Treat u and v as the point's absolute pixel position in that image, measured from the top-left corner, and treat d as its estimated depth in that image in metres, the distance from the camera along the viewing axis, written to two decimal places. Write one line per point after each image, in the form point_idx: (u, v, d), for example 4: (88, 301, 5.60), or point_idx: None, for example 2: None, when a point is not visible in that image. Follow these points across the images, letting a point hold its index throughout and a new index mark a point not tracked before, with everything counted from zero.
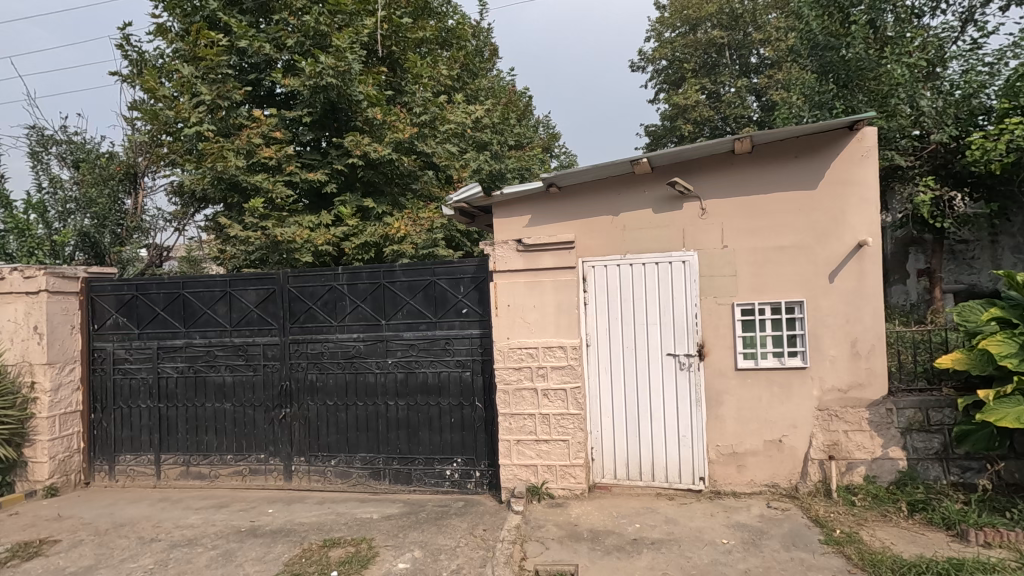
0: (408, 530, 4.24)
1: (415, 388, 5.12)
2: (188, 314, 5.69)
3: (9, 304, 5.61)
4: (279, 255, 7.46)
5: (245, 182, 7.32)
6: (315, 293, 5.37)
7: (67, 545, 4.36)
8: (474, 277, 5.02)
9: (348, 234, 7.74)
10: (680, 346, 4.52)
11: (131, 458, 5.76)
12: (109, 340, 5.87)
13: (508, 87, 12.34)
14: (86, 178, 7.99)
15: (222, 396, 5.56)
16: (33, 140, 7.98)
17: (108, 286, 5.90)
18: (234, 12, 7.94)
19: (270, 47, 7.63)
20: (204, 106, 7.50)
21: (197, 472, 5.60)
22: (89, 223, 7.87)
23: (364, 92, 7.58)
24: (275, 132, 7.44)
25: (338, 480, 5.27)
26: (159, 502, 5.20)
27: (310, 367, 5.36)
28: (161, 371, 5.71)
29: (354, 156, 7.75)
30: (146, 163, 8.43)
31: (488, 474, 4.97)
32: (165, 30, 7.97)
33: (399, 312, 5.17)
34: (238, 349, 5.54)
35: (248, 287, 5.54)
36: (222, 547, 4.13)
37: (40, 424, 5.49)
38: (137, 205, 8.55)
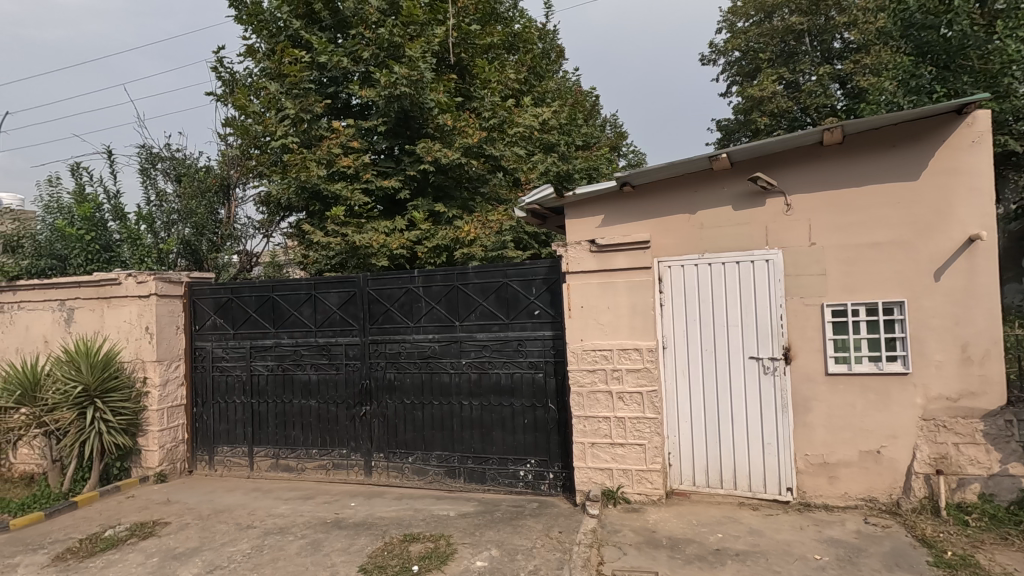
0: (484, 529, 4.30)
1: (489, 389, 5.19)
2: (277, 316, 6.07)
3: (125, 306, 6.20)
4: (357, 259, 7.79)
5: (326, 190, 7.70)
6: (393, 295, 5.57)
7: (176, 527, 4.77)
8: (546, 279, 5.03)
9: (421, 238, 7.94)
10: (763, 348, 4.31)
11: (228, 449, 6.21)
12: (209, 339, 6.36)
13: (575, 87, 12.26)
14: (187, 191, 8.71)
15: (308, 393, 5.87)
16: (143, 158, 8.79)
17: (207, 289, 6.40)
18: (314, 29, 8.38)
19: (348, 60, 7.98)
20: (289, 119, 7.99)
21: (286, 465, 5.94)
22: (189, 232, 8.56)
23: (435, 99, 7.84)
24: (353, 142, 7.78)
25: (415, 477, 5.43)
26: (253, 492, 5.57)
27: (388, 366, 5.56)
28: (254, 369, 6.11)
29: (426, 162, 7.97)
30: (237, 175, 9.08)
31: (561, 476, 4.95)
32: (254, 51, 8.56)
33: (472, 313, 5.26)
34: (322, 349, 5.83)
35: (331, 290, 5.83)
36: (311, 536, 4.36)
37: (152, 416, 6.04)
38: (230, 214, 9.20)
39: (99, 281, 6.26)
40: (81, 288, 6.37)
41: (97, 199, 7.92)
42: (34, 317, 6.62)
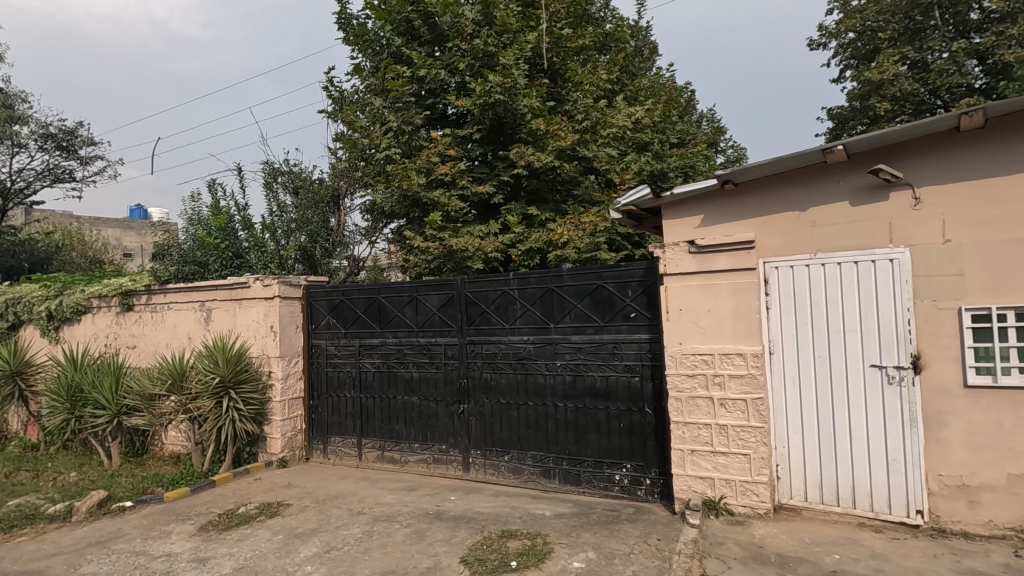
0: (580, 530, 4.31)
1: (584, 391, 5.18)
2: (382, 317, 6.46)
3: (253, 307, 6.89)
4: (454, 262, 8.08)
5: (425, 197, 8.07)
6: (489, 298, 5.74)
7: (297, 508, 5.24)
8: (642, 281, 4.94)
9: (515, 241, 8.10)
10: (887, 356, 3.95)
11: (339, 439, 6.71)
12: (323, 338, 6.92)
13: (669, 84, 11.90)
14: (303, 202, 9.53)
15: (411, 390, 6.20)
16: (267, 173, 9.74)
17: (322, 292, 6.96)
18: (414, 45, 8.83)
19: (445, 72, 8.34)
20: (392, 131, 8.49)
21: (391, 457, 6.31)
22: (305, 239, 9.36)
23: (529, 105, 8.00)
24: (450, 150, 8.08)
25: (511, 476, 5.55)
26: (362, 481, 5.98)
27: (485, 366, 5.73)
28: (362, 366, 6.56)
29: (520, 166, 8.12)
30: (346, 186, 9.81)
31: (658, 483, 4.83)
32: (360, 69, 9.18)
33: (566, 315, 5.29)
34: (424, 348, 6.13)
35: (431, 292, 6.12)
36: (415, 526, 4.60)
37: (275, 407, 6.67)
38: (339, 222, 9.94)
39: (232, 285, 7.01)
40: (218, 291, 7.17)
41: (229, 211, 8.89)
42: (180, 316, 7.56)
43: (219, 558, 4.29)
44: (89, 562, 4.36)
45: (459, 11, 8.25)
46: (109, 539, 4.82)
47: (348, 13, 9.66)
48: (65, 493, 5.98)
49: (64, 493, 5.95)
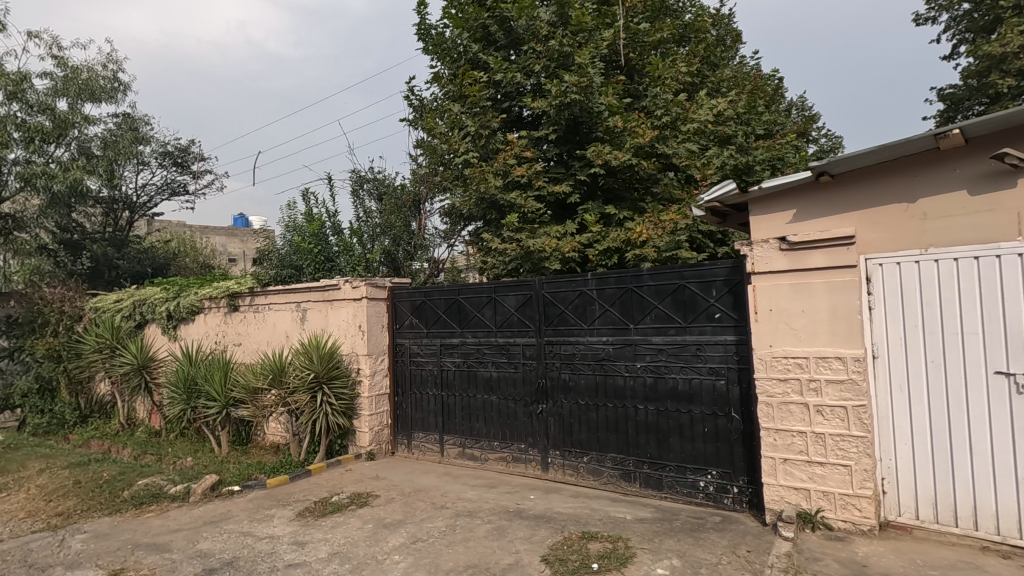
0: (662, 536, 4.20)
1: (665, 394, 5.05)
2: (462, 317, 6.64)
3: (343, 307, 7.30)
4: (531, 263, 8.12)
5: (503, 200, 8.18)
6: (567, 298, 5.73)
7: (384, 499, 5.50)
8: (727, 281, 4.74)
9: (592, 241, 8.03)
10: (1015, 362, 3.54)
11: (422, 435, 6.97)
12: (407, 337, 7.21)
13: (754, 72, 11.32)
14: (387, 208, 9.99)
15: (490, 389, 6.31)
16: (354, 181, 10.31)
17: (405, 293, 7.25)
18: (491, 50, 8.99)
19: (520, 75, 8.43)
20: (470, 135, 8.68)
21: (471, 454, 6.46)
22: (389, 243, 9.80)
23: (606, 103, 7.93)
24: (526, 152, 8.13)
25: (591, 477, 5.51)
26: (444, 476, 6.17)
27: (563, 367, 5.73)
28: (444, 365, 6.77)
29: (596, 165, 8.04)
30: (426, 191, 10.19)
31: (747, 491, 4.61)
32: (438, 77, 9.47)
33: (646, 316, 5.18)
34: (502, 348, 6.23)
35: (510, 293, 6.20)
36: (496, 522, 4.69)
37: (363, 402, 7.04)
38: (421, 226, 10.31)
39: (324, 287, 7.47)
40: (312, 293, 7.67)
41: (321, 218, 9.49)
42: (279, 316, 8.16)
43: (316, 542, 4.59)
44: (205, 538, 4.82)
45: (534, 14, 8.29)
46: (221, 519, 5.30)
47: (428, 23, 9.99)
48: (184, 476, 6.64)
49: (183, 476, 6.61)
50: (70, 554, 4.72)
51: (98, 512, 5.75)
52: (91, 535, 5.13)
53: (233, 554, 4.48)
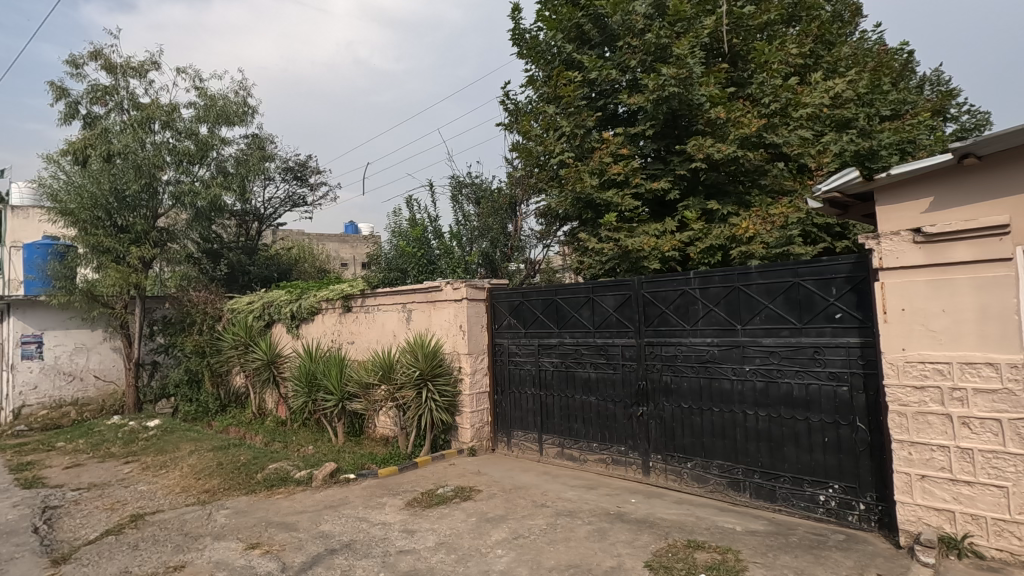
0: (777, 551, 3.94)
1: (778, 400, 4.73)
2: (560, 317, 6.65)
3: (444, 308, 7.61)
4: (628, 263, 7.94)
5: (599, 199, 8.09)
6: (668, 298, 5.56)
7: (486, 494, 5.66)
8: (849, 278, 4.35)
9: (693, 238, 7.71)
10: None
11: (522, 434, 7.08)
12: (505, 337, 7.37)
13: (876, 47, 10.27)
14: (485, 211, 10.28)
15: (588, 390, 6.27)
16: (453, 186, 10.75)
17: (504, 294, 7.41)
18: (585, 49, 8.91)
19: (616, 71, 8.26)
20: (565, 135, 8.66)
21: (570, 455, 6.46)
22: (487, 245, 10.06)
23: (707, 93, 7.60)
24: (622, 149, 7.97)
25: (695, 484, 5.30)
26: (543, 475, 6.23)
27: (665, 369, 5.56)
28: (542, 364, 6.83)
29: (697, 160, 7.69)
30: (522, 194, 10.36)
31: (875, 509, 4.19)
32: (533, 80, 9.57)
33: (756, 316, 4.90)
34: (601, 349, 6.16)
35: (608, 293, 6.13)
36: (597, 524, 4.65)
37: (465, 399, 7.31)
38: (517, 227, 10.49)
39: (427, 288, 7.84)
40: (416, 294, 8.07)
41: (423, 223, 9.99)
42: (387, 317, 8.67)
43: (424, 531, 4.83)
44: (327, 521, 5.24)
45: (630, 8, 8.14)
46: (339, 504, 5.74)
47: (521, 28, 10.13)
48: (307, 462, 7.28)
49: (306, 462, 7.25)
50: (216, 527, 5.34)
51: (237, 491, 6.47)
52: (232, 511, 5.77)
53: (351, 537, 4.84)
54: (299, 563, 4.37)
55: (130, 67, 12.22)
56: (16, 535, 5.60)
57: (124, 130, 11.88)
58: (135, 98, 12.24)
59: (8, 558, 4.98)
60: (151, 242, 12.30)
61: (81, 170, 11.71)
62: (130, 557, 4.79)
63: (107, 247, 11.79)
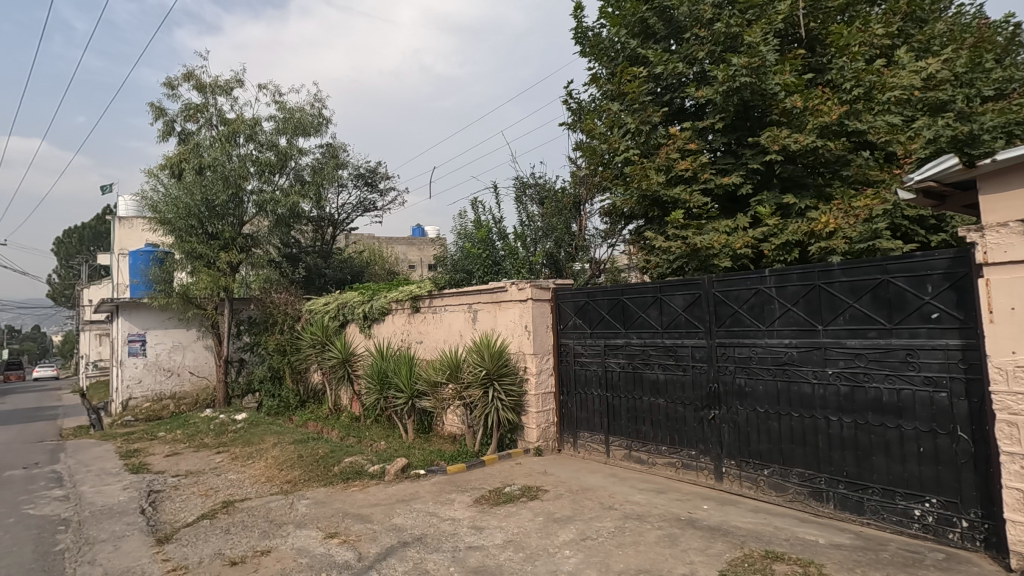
0: (866, 568, 3.70)
1: (866, 405, 4.43)
2: (627, 318, 6.55)
3: (510, 308, 7.67)
4: (697, 261, 7.67)
5: (666, 196, 7.89)
6: (741, 297, 5.34)
7: (553, 494, 5.66)
8: (948, 274, 4.00)
9: (768, 235, 7.34)
10: None
11: (588, 435, 7.03)
12: (570, 337, 7.34)
13: (976, 21, 9.35)
14: (549, 211, 10.27)
15: (656, 392, 6.13)
16: (517, 188, 10.84)
17: (569, 294, 7.39)
18: (650, 43, 8.72)
19: (683, 64, 8.02)
20: (630, 132, 8.49)
21: (638, 458, 6.35)
22: (551, 245, 10.05)
23: (781, 82, 7.22)
24: (690, 144, 7.71)
25: (773, 492, 5.05)
26: (611, 477, 6.16)
27: (738, 371, 5.33)
28: (608, 365, 6.75)
29: (772, 152, 7.32)
30: (586, 193, 10.27)
31: (980, 527, 3.82)
32: (596, 78, 9.47)
33: (839, 316, 4.61)
34: (669, 350, 6.01)
35: (677, 292, 5.97)
36: (667, 530, 4.54)
37: (531, 399, 7.34)
38: (581, 227, 10.42)
39: (493, 289, 7.94)
40: (482, 295, 8.19)
41: (488, 224, 10.15)
42: (454, 317, 8.85)
43: (493, 529, 4.90)
44: (399, 515, 5.43)
45: None
46: (410, 498, 5.93)
47: (584, 26, 10.04)
48: (380, 457, 7.57)
49: (379, 457, 7.55)
50: (298, 515, 5.66)
51: (316, 483, 6.83)
52: (312, 502, 6.10)
53: (421, 531, 4.98)
54: (374, 553, 4.55)
55: (218, 86, 13.19)
56: (127, 514, 6.20)
57: (214, 144, 12.84)
58: (223, 115, 13.20)
59: (121, 535, 5.52)
60: (237, 247, 13.21)
61: (177, 183, 12.75)
62: (222, 540, 5.17)
63: (200, 252, 12.77)
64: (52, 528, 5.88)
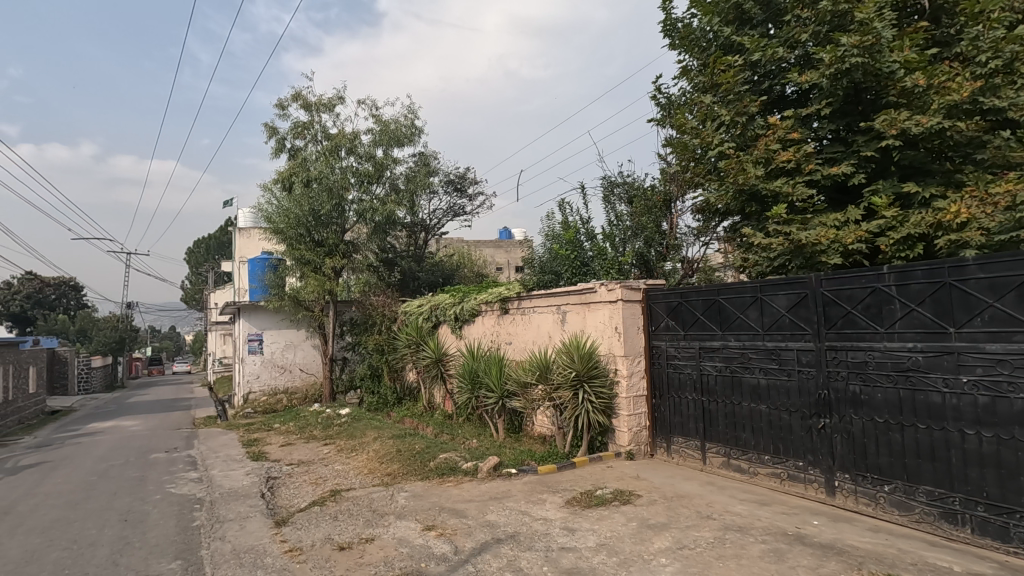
0: None
1: (1010, 418, 3.91)
2: (724, 319, 6.26)
3: (599, 309, 7.58)
4: (803, 258, 7.16)
5: (765, 190, 7.44)
6: (855, 297, 4.91)
7: (647, 500, 5.53)
8: None
9: (885, 228, 6.70)
10: None
11: (682, 440, 6.79)
12: (663, 339, 7.13)
13: None
14: (638, 210, 10.07)
15: (758, 397, 5.79)
16: (605, 187, 10.70)
17: (660, 295, 7.19)
18: (746, 30, 8.27)
19: (783, 48, 7.51)
20: (724, 125, 8.08)
21: (738, 466, 6.04)
22: (641, 245, 9.82)
23: (900, 59, 6.55)
24: (793, 134, 7.21)
25: (896, 511, 4.60)
26: (708, 485, 5.91)
27: (852, 377, 4.91)
28: (703, 369, 6.48)
29: (889, 137, 6.66)
30: (677, 190, 9.94)
31: None
32: (687, 70, 9.13)
33: (975, 318, 4.11)
34: (772, 353, 5.65)
35: (780, 292, 5.61)
36: (772, 544, 4.28)
37: (622, 402, 7.21)
38: (672, 225, 10.10)
39: (582, 290, 7.90)
40: (571, 296, 8.18)
41: (576, 225, 10.11)
42: (543, 318, 8.92)
43: (585, 531, 4.88)
44: (492, 512, 5.56)
45: None
46: (503, 496, 6.05)
47: (673, 17, 9.72)
48: (473, 454, 7.79)
49: (472, 455, 7.77)
50: (399, 507, 5.97)
51: (414, 477, 7.16)
52: (411, 494, 6.40)
53: (514, 529, 5.06)
54: (469, 548, 4.70)
55: (322, 104, 14.23)
56: (250, 497, 6.86)
57: (319, 158, 13.87)
58: (326, 130, 14.22)
59: (245, 516, 6.11)
60: (340, 253, 14.17)
61: (288, 195, 13.88)
62: (332, 526, 5.56)
63: (308, 259, 13.83)
64: (190, 506, 6.64)
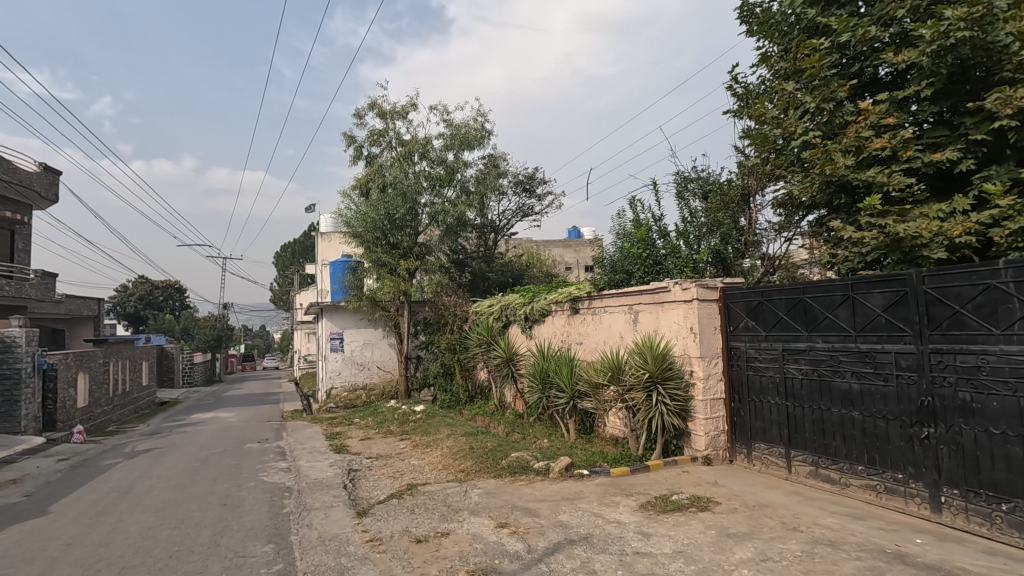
0: None
1: None
2: (810, 319, 5.89)
3: (673, 309, 7.37)
4: (901, 253, 6.60)
5: (855, 180, 6.92)
6: (964, 294, 4.46)
7: (726, 508, 5.31)
8: None
9: (998, 218, 6.05)
10: None
11: (764, 447, 6.46)
12: (742, 340, 6.80)
13: None
14: (714, 206, 9.68)
15: (850, 403, 5.40)
16: (678, 184, 10.36)
17: (739, 294, 6.87)
18: (832, 10, 7.74)
19: (876, 27, 6.93)
20: (809, 113, 7.54)
21: (828, 476, 5.66)
22: (717, 242, 9.44)
23: (1015, 30, 5.89)
24: (887, 118, 6.67)
25: (1016, 533, 4.14)
26: (794, 495, 5.58)
27: (961, 383, 4.46)
28: (787, 371, 6.13)
29: (1004, 117, 6.00)
30: (756, 184, 9.47)
31: None
32: (766, 57, 8.67)
33: None
34: (866, 356, 5.25)
35: (875, 290, 5.20)
36: (869, 561, 3.98)
37: (698, 405, 6.97)
38: (750, 221, 9.64)
39: (654, 289, 7.71)
40: (643, 295, 8.01)
41: (648, 223, 9.86)
42: (614, 318, 8.79)
43: (661, 537, 4.75)
44: (565, 512, 5.53)
45: None
46: (575, 497, 6.01)
47: (751, 3, 9.26)
48: (544, 454, 7.80)
49: (543, 454, 7.78)
50: (472, 503, 6.08)
51: (486, 474, 7.27)
52: (483, 492, 6.51)
53: (587, 530, 5.02)
54: (542, 547, 4.71)
55: (396, 111, 14.77)
56: (333, 488, 7.24)
57: (393, 164, 14.40)
58: (400, 137, 14.75)
59: (329, 505, 6.46)
60: (414, 255, 14.65)
61: (365, 201, 14.52)
62: (409, 518, 5.76)
63: (383, 261, 14.41)
64: (280, 494, 7.11)
